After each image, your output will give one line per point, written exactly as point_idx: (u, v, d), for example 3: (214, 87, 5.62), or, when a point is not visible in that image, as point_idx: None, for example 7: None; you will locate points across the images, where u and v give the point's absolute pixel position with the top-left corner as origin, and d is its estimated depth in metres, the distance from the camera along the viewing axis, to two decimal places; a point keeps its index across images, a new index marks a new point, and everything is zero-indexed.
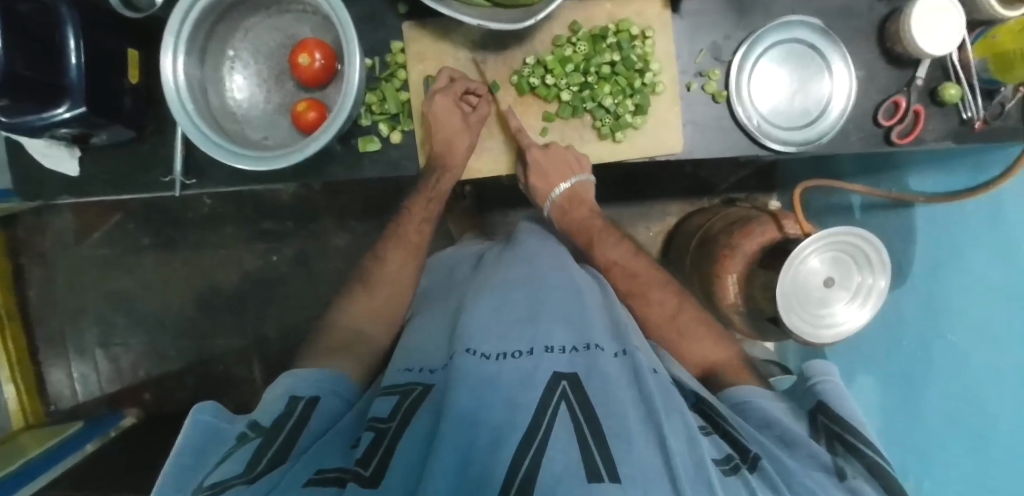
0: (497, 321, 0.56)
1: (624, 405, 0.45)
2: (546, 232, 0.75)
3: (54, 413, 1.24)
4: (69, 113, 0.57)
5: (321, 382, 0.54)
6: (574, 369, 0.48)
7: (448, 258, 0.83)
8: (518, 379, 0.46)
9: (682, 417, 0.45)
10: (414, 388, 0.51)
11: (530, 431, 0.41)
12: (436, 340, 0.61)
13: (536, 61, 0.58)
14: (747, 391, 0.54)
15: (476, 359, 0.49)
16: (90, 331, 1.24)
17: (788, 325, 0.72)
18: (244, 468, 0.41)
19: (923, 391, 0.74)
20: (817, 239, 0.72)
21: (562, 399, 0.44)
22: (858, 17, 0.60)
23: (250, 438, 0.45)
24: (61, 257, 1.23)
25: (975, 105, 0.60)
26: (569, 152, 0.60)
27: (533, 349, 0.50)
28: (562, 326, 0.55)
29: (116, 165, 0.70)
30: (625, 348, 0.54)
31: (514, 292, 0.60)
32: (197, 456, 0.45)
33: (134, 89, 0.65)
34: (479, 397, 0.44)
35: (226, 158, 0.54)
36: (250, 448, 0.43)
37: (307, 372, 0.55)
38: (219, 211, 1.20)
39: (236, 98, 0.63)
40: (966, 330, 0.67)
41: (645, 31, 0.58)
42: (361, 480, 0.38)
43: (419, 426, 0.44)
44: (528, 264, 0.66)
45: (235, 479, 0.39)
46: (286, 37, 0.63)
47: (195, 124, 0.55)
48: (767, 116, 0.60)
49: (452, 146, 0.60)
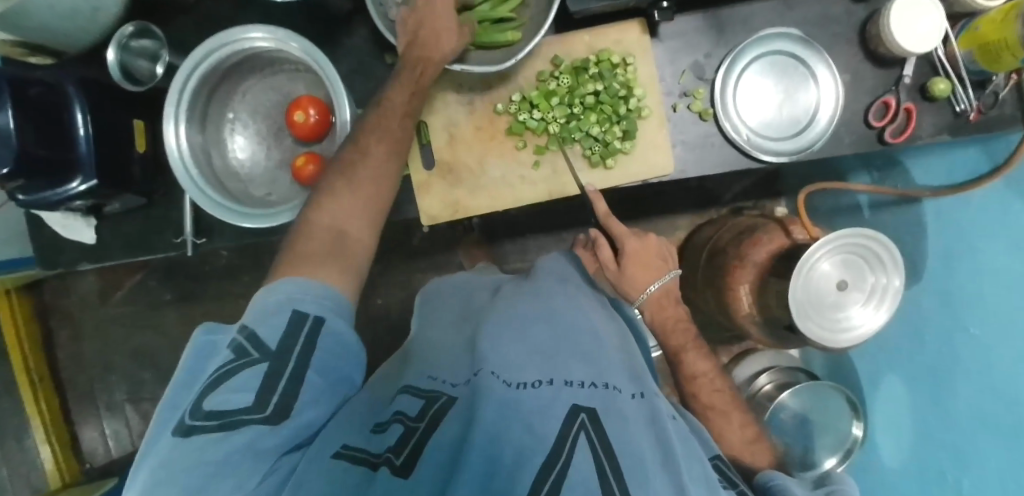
0: (518, 348, 0.53)
1: (642, 444, 0.41)
2: (562, 275, 0.71)
3: (89, 471, 1.27)
4: (82, 185, 0.61)
5: (323, 299, 0.46)
6: (593, 403, 0.44)
7: (463, 284, 0.82)
8: (539, 408, 0.42)
9: (702, 466, 0.44)
10: (440, 396, 0.48)
11: (549, 459, 0.37)
12: (453, 354, 0.58)
13: (521, 97, 0.60)
14: (772, 473, 0.51)
15: (499, 386, 0.45)
16: (118, 387, 1.27)
17: (802, 331, 0.71)
18: (252, 405, 0.38)
19: (956, 392, 0.71)
20: (827, 243, 0.70)
21: (581, 430, 0.40)
22: (837, 21, 0.61)
23: (254, 359, 0.40)
24: (88, 318, 1.27)
25: (967, 98, 0.59)
26: (664, 248, 0.74)
27: (553, 380, 0.47)
28: (581, 362, 0.51)
29: (130, 230, 0.73)
30: (642, 391, 0.51)
31: (534, 322, 0.58)
32: (192, 375, 0.41)
33: (142, 157, 0.69)
34: (501, 420, 0.40)
35: (233, 219, 0.58)
36: (255, 373, 0.39)
37: (304, 282, 0.46)
38: (236, 262, 1.23)
39: (239, 158, 0.65)
40: (992, 330, 0.65)
41: (626, 58, 0.59)
42: (393, 468, 0.37)
43: (446, 433, 0.41)
44: (545, 299, 0.64)
45: (248, 417, 0.37)
46: (282, 95, 0.66)
47: (201, 190, 0.58)
48: (757, 129, 0.61)
49: (438, 36, 0.53)
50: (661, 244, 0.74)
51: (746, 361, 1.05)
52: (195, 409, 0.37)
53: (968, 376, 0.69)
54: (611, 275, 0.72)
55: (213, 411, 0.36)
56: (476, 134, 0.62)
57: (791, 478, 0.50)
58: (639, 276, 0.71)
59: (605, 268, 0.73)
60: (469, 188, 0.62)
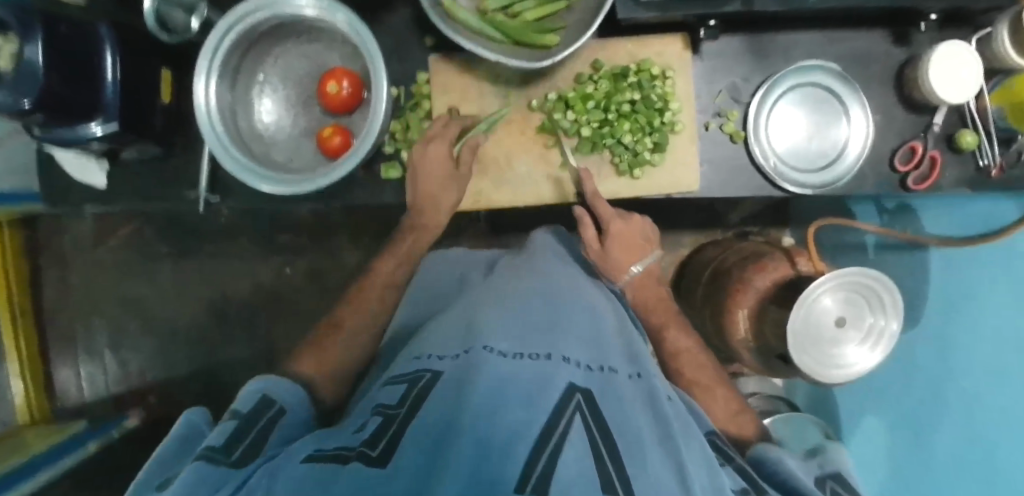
0: (518, 325, 0.51)
1: (639, 426, 0.41)
2: (564, 261, 0.71)
3: (60, 412, 1.25)
4: (101, 128, 0.59)
5: (291, 390, 0.55)
6: (588, 384, 0.44)
7: (457, 254, 0.78)
8: (536, 379, 0.42)
9: (700, 444, 0.43)
10: (423, 375, 0.47)
11: (543, 435, 0.35)
12: (447, 329, 0.56)
13: (558, 96, 0.60)
14: (767, 448, 0.52)
15: (493, 355, 0.45)
16: (100, 333, 1.26)
17: (798, 364, 0.72)
18: (218, 448, 0.40)
19: (935, 435, 0.77)
20: (833, 279, 0.70)
21: (576, 410, 0.39)
22: (874, 62, 0.62)
23: (227, 422, 0.46)
24: (78, 259, 1.25)
25: (991, 153, 0.60)
26: (648, 229, 0.68)
27: (551, 355, 0.46)
28: (579, 343, 0.51)
29: (144, 178, 0.72)
30: (639, 371, 0.51)
31: (532, 299, 0.57)
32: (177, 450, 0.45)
33: (165, 108, 0.68)
34: (492, 392, 0.39)
35: (250, 179, 0.57)
36: (229, 430, 0.44)
37: (273, 379, 0.55)
38: (236, 223, 1.21)
39: (265, 121, 0.65)
40: (975, 380, 0.73)
41: (666, 72, 0.59)
42: (367, 459, 0.34)
43: (430, 411, 0.39)
44: (545, 277, 0.63)
45: (216, 455, 0.39)
46: (315, 64, 0.65)
47: (224, 146, 0.57)
48: (785, 157, 0.62)
49: (437, 203, 0.60)
50: (645, 224, 0.68)
51: (738, 380, 1.07)
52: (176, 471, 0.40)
53: (949, 425, 0.75)
54: (592, 253, 0.67)
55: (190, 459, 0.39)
56: (507, 128, 0.62)
57: (783, 452, 0.52)
58: (622, 256, 0.66)
59: (587, 247, 0.66)
60: (492, 182, 0.62)
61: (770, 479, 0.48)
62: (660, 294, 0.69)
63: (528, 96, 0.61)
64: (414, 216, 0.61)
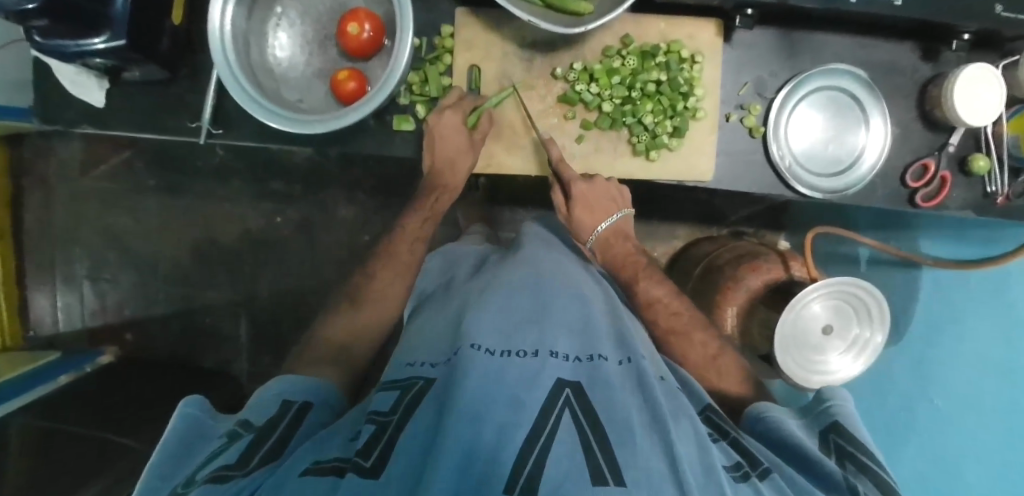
0: (503, 321, 0.51)
1: (628, 412, 0.41)
2: (557, 243, 0.71)
3: (31, 340, 1.22)
4: (105, 44, 0.56)
5: (311, 389, 0.52)
6: (577, 377, 0.44)
7: (449, 251, 0.77)
8: (523, 379, 0.42)
9: (690, 423, 0.43)
10: (416, 381, 0.47)
11: (532, 433, 0.37)
12: (437, 336, 0.56)
13: (582, 67, 0.59)
14: (766, 407, 0.53)
15: (481, 355, 0.44)
16: (79, 262, 1.22)
17: (782, 365, 0.73)
18: (233, 465, 0.39)
19: (911, 440, 0.86)
20: (825, 286, 0.72)
21: (565, 407, 0.40)
22: (901, 75, 0.62)
23: (242, 435, 0.43)
24: (63, 185, 1.21)
25: (1001, 181, 0.61)
26: (615, 189, 0.63)
27: (537, 351, 0.46)
28: (568, 335, 0.51)
29: (144, 102, 0.70)
30: (629, 355, 0.50)
31: (520, 293, 0.56)
32: (184, 448, 0.43)
33: (175, 31, 0.65)
34: (481, 394, 0.39)
35: (263, 116, 0.55)
36: (241, 445, 0.42)
37: (294, 381, 0.52)
38: (230, 164, 1.18)
39: (277, 56, 0.63)
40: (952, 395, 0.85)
41: (695, 56, 0.59)
42: (361, 471, 0.35)
43: (421, 421, 0.40)
44: (536, 268, 0.62)
45: (230, 472, 0.38)
46: (337, 3, 0.64)
47: (235, 78, 0.55)
48: (801, 158, 0.62)
49: (453, 163, 0.60)
50: (612, 184, 0.63)
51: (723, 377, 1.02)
52: (188, 480, 0.38)
53: (924, 437, 0.86)
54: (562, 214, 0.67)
55: (201, 479, 0.37)
56: (529, 94, 0.61)
57: (784, 412, 0.52)
58: (586, 218, 0.65)
59: (558, 209, 0.66)
60: (502, 152, 0.62)
61: (767, 439, 0.49)
62: (630, 249, 0.70)
63: (552, 64, 0.60)
64: (432, 179, 0.62)
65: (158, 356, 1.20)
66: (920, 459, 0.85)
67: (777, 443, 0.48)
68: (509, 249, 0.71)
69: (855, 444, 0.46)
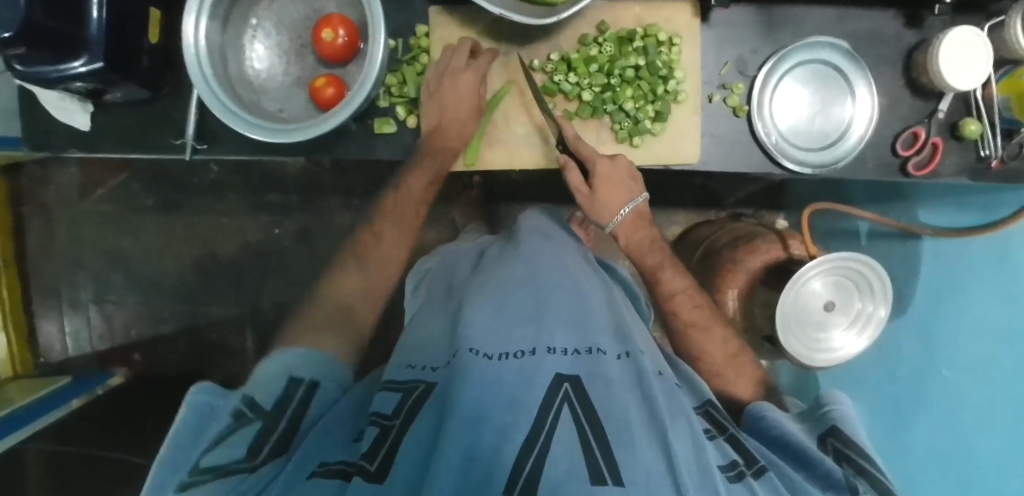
0: (499, 321, 0.51)
1: (627, 409, 0.41)
2: (548, 234, 0.70)
3: (43, 366, 1.24)
4: (86, 67, 0.56)
5: (319, 365, 0.51)
6: (575, 372, 0.44)
7: (451, 251, 0.77)
8: (519, 379, 0.42)
9: (687, 420, 0.43)
10: (418, 385, 0.47)
11: (533, 432, 0.37)
12: (437, 336, 0.56)
13: (560, 57, 0.59)
14: (765, 407, 0.54)
15: (478, 358, 0.44)
16: (84, 286, 1.23)
17: (784, 344, 0.73)
18: (243, 458, 0.39)
19: (918, 416, 0.84)
20: (822, 263, 0.71)
21: (564, 402, 0.40)
22: (887, 44, 0.61)
23: (250, 419, 0.43)
24: (62, 211, 1.21)
25: (994, 144, 0.60)
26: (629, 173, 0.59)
27: (535, 349, 0.46)
28: (566, 328, 0.50)
29: (129, 123, 0.70)
30: (628, 349, 0.49)
31: (516, 290, 0.55)
32: (192, 433, 0.43)
33: (153, 49, 0.64)
34: (480, 396, 0.39)
35: (240, 127, 0.54)
36: (250, 432, 0.42)
37: (302, 353, 0.52)
38: (225, 180, 1.19)
39: (256, 67, 0.63)
40: (953, 365, 0.81)
41: (673, 38, 0.58)
42: (367, 475, 0.35)
43: (423, 424, 0.40)
44: (533, 263, 0.61)
45: (242, 467, 0.39)
46: (311, 10, 0.64)
47: (212, 90, 0.55)
48: (787, 135, 0.61)
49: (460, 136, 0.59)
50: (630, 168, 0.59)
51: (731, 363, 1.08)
52: (194, 466, 0.39)
53: (932, 412, 0.83)
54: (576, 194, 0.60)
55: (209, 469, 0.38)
56: (506, 88, 0.61)
57: (787, 417, 0.52)
58: (608, 202, 0.59)
59: (573, 193, 0.60)
60: (489, 134, 0.62)
61: (767, 439, 0.50)
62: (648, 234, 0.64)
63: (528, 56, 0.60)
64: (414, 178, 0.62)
65: (167, 374, 1.21)
66: (929, 434, 0.83)
67: (776, 444, 0.49)
68: (509, 244, 0.70)
69: (853, 450, 0.46)
